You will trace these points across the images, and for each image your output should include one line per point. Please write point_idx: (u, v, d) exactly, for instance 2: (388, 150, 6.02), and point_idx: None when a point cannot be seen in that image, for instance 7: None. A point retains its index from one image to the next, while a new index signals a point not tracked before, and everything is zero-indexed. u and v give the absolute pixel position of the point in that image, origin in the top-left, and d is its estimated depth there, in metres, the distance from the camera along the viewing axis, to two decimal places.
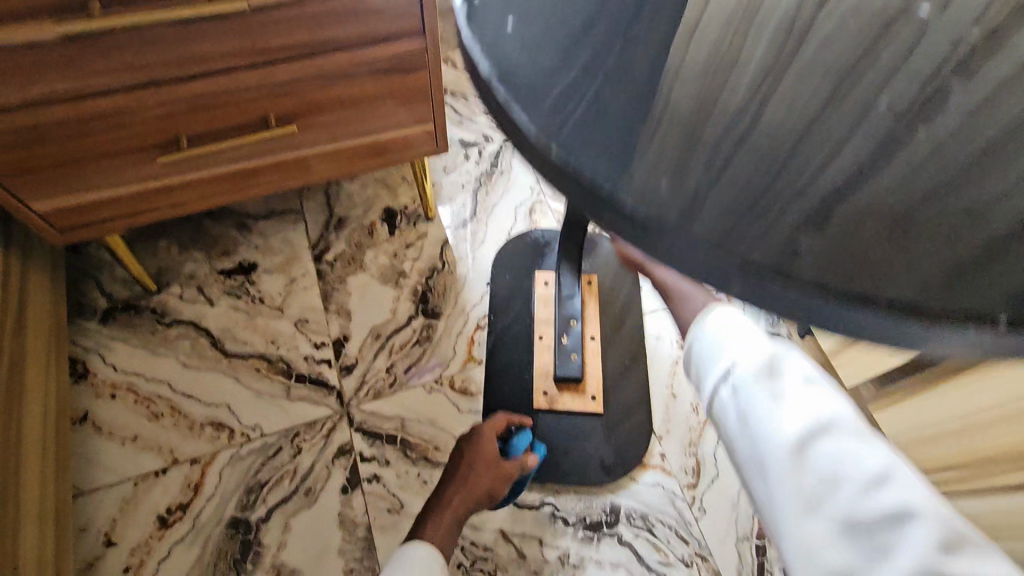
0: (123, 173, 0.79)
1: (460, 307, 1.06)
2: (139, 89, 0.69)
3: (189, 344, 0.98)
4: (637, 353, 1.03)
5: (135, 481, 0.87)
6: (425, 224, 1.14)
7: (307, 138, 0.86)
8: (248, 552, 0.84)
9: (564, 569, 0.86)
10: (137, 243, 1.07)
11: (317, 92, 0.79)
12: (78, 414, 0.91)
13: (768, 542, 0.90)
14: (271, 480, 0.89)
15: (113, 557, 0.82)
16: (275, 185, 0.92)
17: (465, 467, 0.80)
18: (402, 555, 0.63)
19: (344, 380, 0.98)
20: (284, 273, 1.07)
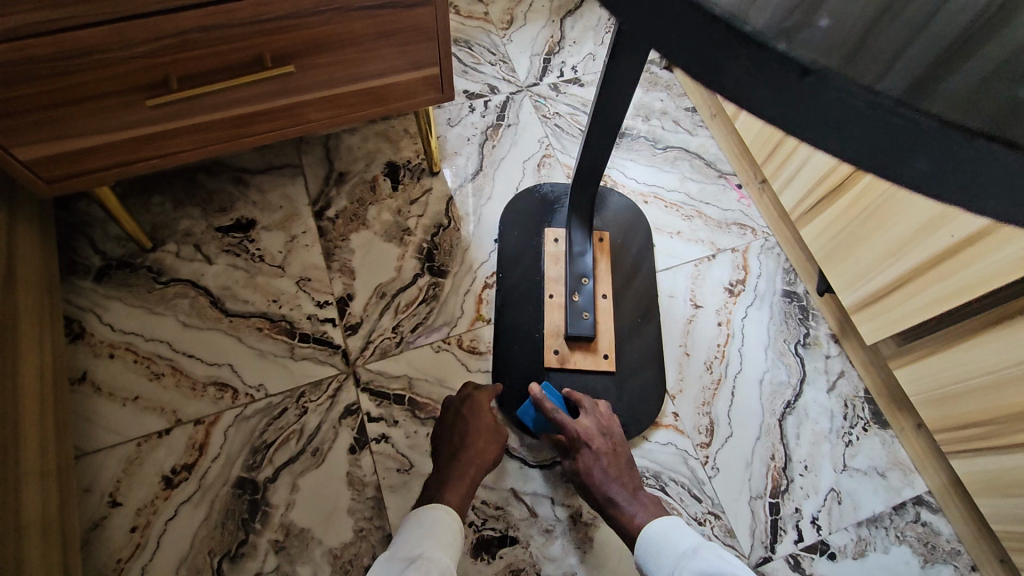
0: (110, 118, 0.74)
1: (467, 265, 1.02)
2: (121, 23, 0.64)
3: (188, 303, 0.95)
4: (650, 311, 1.00)
5: (138, 442, 0.85)
6: (429, 178, 1.09)
7: (304, 81, 0.80)
8: (256, 512, 0.83)
9: (576, 528, 0.85)
10: (130, 198, 1.02)
11: (314, 29, 0.73)
12: (76, 375, 0.89)
13: (782, 500, 0.89)
14: (277, 440, 0.87)
15: (119, 517, 0.81)
16: (271, 134, 0.87)
17: (464, 431, 0.82)
18: (426, 514, 0.71)
19: (349, 339, 0.95)
20: (284, 230, 1.02)
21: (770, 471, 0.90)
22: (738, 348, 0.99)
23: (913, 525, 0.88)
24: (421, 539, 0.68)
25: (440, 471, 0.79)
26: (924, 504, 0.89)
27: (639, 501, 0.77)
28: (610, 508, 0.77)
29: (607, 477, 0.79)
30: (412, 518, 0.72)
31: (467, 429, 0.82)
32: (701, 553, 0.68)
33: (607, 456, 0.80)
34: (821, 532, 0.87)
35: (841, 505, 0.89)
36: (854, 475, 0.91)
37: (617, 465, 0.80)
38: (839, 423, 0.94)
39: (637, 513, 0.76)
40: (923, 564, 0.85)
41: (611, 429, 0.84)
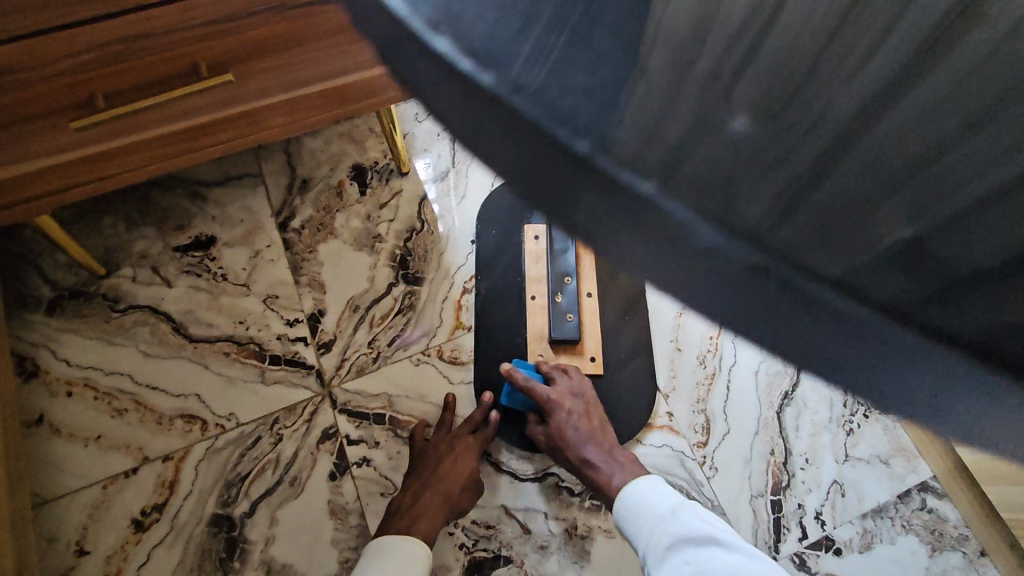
0: (34, 143, 0.68)
1: (443, 271, 0.97)
2: (28, 39, 0.57)
3: (148, 331, 0.89)
4: (638, 308, 0.95)
5: (104, 484, 0.81)
6: (398, 180, 1.03)
7: (248, 88, 0.74)
8: (235, 549, 0.79)
9: (572, 542, 0.81)
10: (78, 222, 0.95)
11: (250, 31, 0.66)
12: (32, 417, 0.83)
13: (783, 497, 0.85)
14: (253, 472, 0.83)
15: (88, 565, 0.77)
16: (221, 147, 0.81)
17: (436, 454, 0.80)
18: (387, 543, 0.71)
19: (323, 358, 0.90)
20: (247, 245, 0.96)
21: (770, 467, 0.87)
22: (731, 339, 0.94)
23: (919, 513, 0.85)
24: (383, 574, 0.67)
25: (415, 492, 0.76)
26: (929, 491, 0.86)
27: (613, 462, 0.75)
28: (585, 469, 0.75)
29: (574, 430, 0.78)
30: (381, 547, 0.70)
31: (444, 454, 0.80)
32: (680, 514, 0.65)
33: (580, 418, 0.79)
34: (825, 528, 0.84)
35: (845, 497, 0.86)
36: (856, 465, 0.87)
37: (590, 425, 0.79)
38: (839, 412, 0.90)
39: (614, 474, 0.74)
40: (931, 553, 0.82)
41: (584, 391, 0.83)
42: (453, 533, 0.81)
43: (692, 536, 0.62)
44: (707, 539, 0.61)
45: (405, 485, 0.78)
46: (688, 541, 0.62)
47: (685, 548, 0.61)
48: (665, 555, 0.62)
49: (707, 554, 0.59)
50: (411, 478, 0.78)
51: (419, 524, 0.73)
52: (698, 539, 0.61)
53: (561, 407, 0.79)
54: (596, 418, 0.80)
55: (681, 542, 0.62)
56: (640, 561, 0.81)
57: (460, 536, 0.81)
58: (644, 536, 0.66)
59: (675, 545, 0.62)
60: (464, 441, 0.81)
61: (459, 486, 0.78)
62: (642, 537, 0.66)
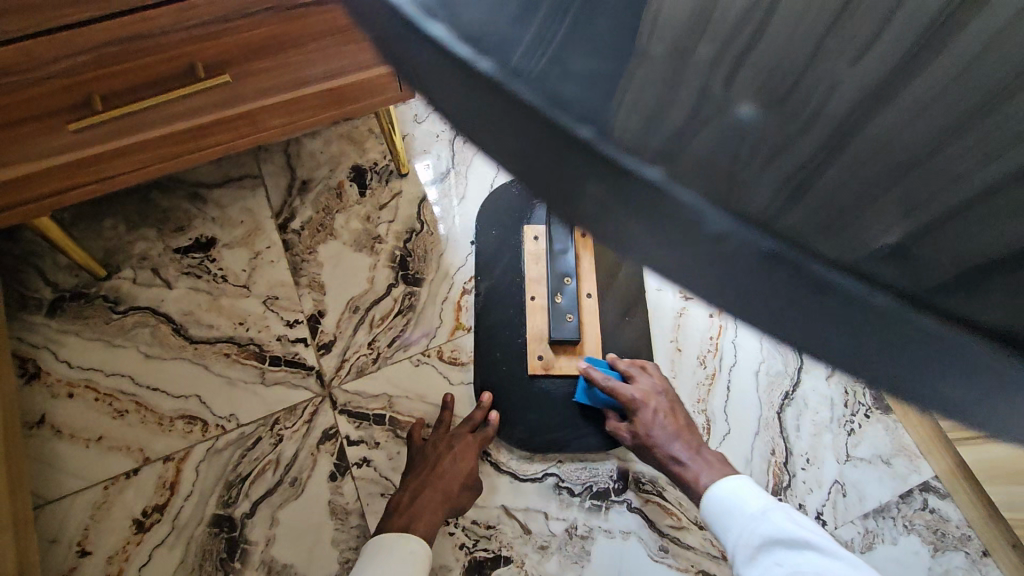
0: (33, 144, 0.68)
1: (442, 271, 0.96)
2: (28, 41, 0.57)
3: (148, 332, 0.90)
4: (638, 307, 0.95)
5: (105, 485, 0.81)
6: (398, 181, 1.03)
7: (248, 89, 0.74)
8: (235, 549, 0.79)
9: (572, 542, 0.81)
10: (79, 223, 0.96)
11: (249, 32, 0.66)
12: (34, 418, 0.84)
13: (784, 497, 0.85)
14: (253, 472, 0.83)
15: (89, 566, 0.77)
16: (221, 147, 0.81)
17: (436, 454, 0.80)
18: (388, 540, 0.71)
19: (323, 359, 0.90)
20: (247, 246, 0.96)
21: (771, 467, 0.87)
22: (732, 339, 0.94)
23: (921, 513, 0.84)
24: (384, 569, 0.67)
25: (415, 492, 0.76)
26: (932, 491, 0.85)
27: (702, 460, 0.74)
28: (672, 466, 0.75)
29: (660, 429, 0.77)
30: (384, 545, 0.70)
31: (443, 453, 0.79)
32: (771, 516, 0.62)
33: (663, 416, 0.79)
34: (826, 528, 0.83)
35: (846, 497, 0.85)
36: (858, 465, 0.87)
37: (676, 424, 0.78)
38: (840, 412, 0.90)
39: (701, 471, 0.73)
40: (933, 553, 0.82)
41: (666, 391, 0.82)
42: (453, 533, 0.81)
43: (785, 539, 0.59)
44: (799, 541, 0.58)
45: (405, 484, 0.78)
46: (784, 545, 0.59)
47: (779, 552, 0.59)
48: (757, 557, 0.60)
49: (801, 559, 0.56)
50: (411, 477, 0.78)
51: (419, 524, 0.73)
52: (791, 542, 0.58)
53: (647, 406, 0.79)
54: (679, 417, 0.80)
55: (777, 544, 0.59)
56: (641, 561, 0.80)
57: (460, 536, 0.81)
58: (734, 533, 0.64)
59: (768, 549, 0.60)
60: (464, 441, 0.81)
61: (459, 486, 0.78)
62: (732, 535, 0.64)
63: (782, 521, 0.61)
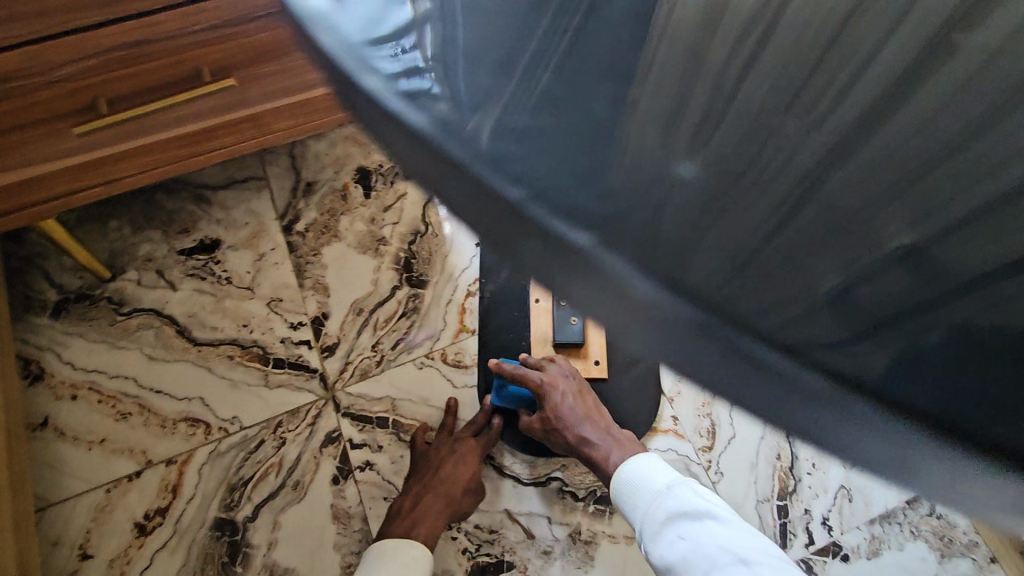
0: (40, 147, 0.68)
1: (446, 274, 0.96)
2: (35, 45, 0.57)
3: (152, 334, 0.90)
4: None
5: (108, 487, 0.81)
6: (402, 183, 1.03)
7: (254, 92, 0.74)
8: (238, 553, 0.79)
9: (576, 547, 0.81)
10: (84, 225, 0.96)
11: (256, 35, 0.66)
12: (37, 420, 0.84)
13: (790, 502, 0.85)
14: (256, 475, 0.82)
15: (92, 569, 0.77)
16: (226, 150, 0.81)
17: (439, 458, 0.79)
18: (389, 546, 0.71)
19: (326, 361, 0.90)
20: (251, 248, 0.96)
21: (776, 472, 0.86)
22: None
23: (928, 519, 0.83)
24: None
25: (418, 494, 0.76)
26: None
27: (612, 440, 0.72)
28: (585, 448, 0.72)
29: (570, 414, 0.75)
30: (383, 550, 0.70)
31: (444, 458, 0.79)
32: (675, 491, 0.58)
33: (571, 398, 0.76)
34: (832, 533, 0.83)
35: (852, 502, 0.85)
36: None
37: (586, 405, 0.76)
38: None
39: (613, 451, 0.70)
40: (940, 559, 0.81)
41: (574, 374, 0.80)
42: (456, 537, 0.80)
43: (685, 510, 0.55)
44: (702, 512, 0.54)
45: (408, 487, 0.78)
46: (685, 515, 0.55)
47: (681, 523, 0.54)
48: (657, 533, 0.56)
49: (701, 529, 0.52)
50: (414, 480, 0.78)
51: (420, 529, 0.73)
52: (690, 513, 0.54)
53: (552, 390, 0.76)
54: (587, 398, 0.78)
55: (678, 514, 0.55)
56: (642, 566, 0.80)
57: (463, 540, 0.81)
58: (640, 512, 0.60)
59: (665, 525, 0.55)
60: (466, 445, 0.81)
61: (462, 490, 0.77)
62: (638, 514, 0.60)
63: (683, 490, 0.58)
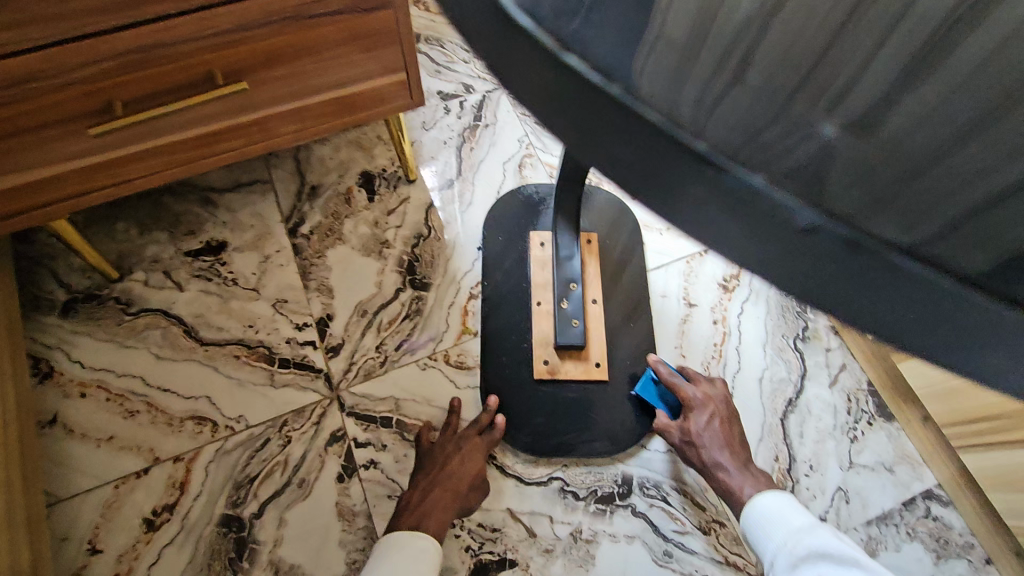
0: (54, 148, 0.69)
1: (449, 276, 0.98)
2: (52, 47, 0.59)
3: (160, 334, 0.91)
4: (642, 314, 0.96)
5: (115, 484, 0.82)
6: (406, 186, 1.04)
7: (263, 96, 0.76)
8: (243, 550, 0.80)
9: (577, 546, 0.82)
10: (92, 226, 0.97)
11: (267, 40, 0.68)
12: (46, 417, 0.85)
13: None
14: (261, 473, 0.84)
15: (99, 565, 0.78)
16: (235, 153, 0.83)
17: (442, 457, 0.80)
18: (400, 538, 0.71)
19: (331, 362, 0.91)
20: (257, 250, 0.98)
21: (774, 473, 0.87)
22: (735, 347, 0.95)
23: (924, 521, 0.85)
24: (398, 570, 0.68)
25: (422, 491, 0.77)
26: (934, 498, 0.86)
27: (748, 473, 0.76)
28: (716, 471, 0.77)
29: (707, 443, 0.79)
30: (393, 543, 0.71)
31: (450, 454, 0.80)
32: (820, 531, 0.65)
33: (717, 424, 0.80)
34: None
35: (849, 503, 0.86)
36: (861, 472, 0.87)
37: (729, 433, 0.80)
38: (843, 418, 0.91)
39: (744, 483, 0.75)
40: (936, 560, 0.82)
41: (722, 397, 0.84)
42: (458, 536, 0.81)
43: (826, 551, 0.62)
44: (848, 555, 0.60)
45: (413, 484, 0.79)
46: (828, 556, 0.61)
47: (821, 562, 0.61)
48: (801, 564, 0.63)
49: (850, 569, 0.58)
50: (416, 478, 0.79)
51: (427, 522, 0.74)
52: (832, 554, 0.61)
53: (704, 409, 0.81)
54: (733, 428, 0.81)
55: (820, 553, 0.62)
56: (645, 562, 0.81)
57: (465, 539, 0.82)
58: (778, 545, 0.66)
59: (811, 560, 0.62)
60: (469, 444, 0.82)
61: (465, 489, 0.78)
62: (773, 544, 0.67)
63: (820, 533, 0.65)
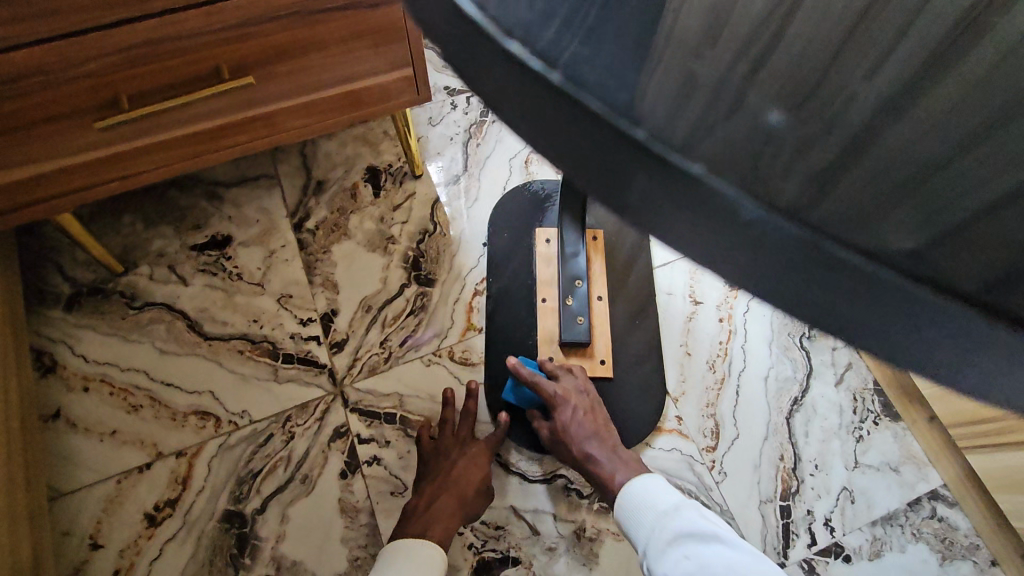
0: (60, 142, 0.69)
1: (454, 273, 0.97)
2: (58, 41, 0.59)
3: (164, 328, 0.91)
4: (648, 312, 0.95)
5: (118, 478, 0.82)
6: (412, 182, 1.04)
7: (268, 91, 0.76)
8: (246, 545, 0.79)
9: (580, 544, 0.81)
10: (97, 220, 0.97)
11: (273, 35, 0.68)
12: (50, 411, 0.85)
13: (793, 502, 0.85)
14: (265, 469, 0.83)
15: (102, 558, 0.78)
16: (241, 148, 0.82)
17: (447, 457, 0.80)
18: (412, 547, 0.71)
19: (335, 357, 0.91)
20: (262, 245, 0.98)
21: (779, 473, 0.87)
22: (741, 345, 0.95)
23: (929, 521, 0.84)
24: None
25: (428, 494, 0.77)
26: (940, 499, 0.85)
27: (619, 460, 0.75)
28: (589, 465, 0.75)
29: (578, 435, 0.77)
30: (398, 550, 0.71)
31: (456, 458, 0.80)
32: (684, 512, 0.66)
33: (585, 416, 0.78)
34: (834, 534, 0.84)
35: (854, 503, 0.85)
36: (866, 472, 0.87)
37: (595, 423, 0.79)
38: (849, 418, 0.91)
39: (617, 471, 0.74)
40: (941, 561, 0.82)
41: (587, 388, 0.83)
42: (462, 533, 0.81)
43: (695, 532, 0.63)
44: (710, 535, 0.63)
45: (418, 491, 0.79)
46: (697, 537, 0.63)
47: (690, 545, 0.62)
48: (670, 547, 0.63)
49: (717, 550, 0.61)
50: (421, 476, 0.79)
51: (432, 529, 0.74)
52: (702, 534, 0.63)
53: (567, 404, 0.79)
54: (598, 415, 0.80)
55: (689, 534, 0.63)
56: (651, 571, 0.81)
57: (469, 536, 0.81)
58: (646, 530, 0.66)
59: (677, 543, 0.63)
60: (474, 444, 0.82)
61: (470, 486, 0.78)
62: (643, 528, 0.67)
63: (678, 511, 0.66)
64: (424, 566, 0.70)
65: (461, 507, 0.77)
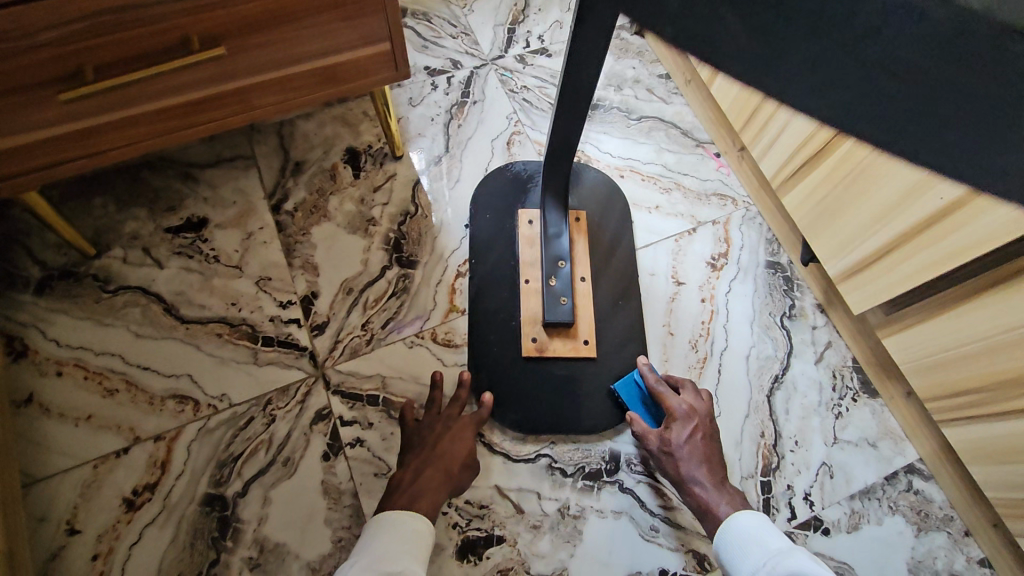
0: (23, 116, 0.67)
1: (437, 253, 0.96)
2: (15, 6, 0.56)
3: (139, 312, 0.89)
4: (631, 292, 0.95)
5: (94, 464, 0.80)
6: (393, 163, 1.02)
7: (242, 65, 0.73)
8: (227, 528, 0.79)
9: (564, 521, 0.82)
10: (68, 202, 0.94)
11: (244, 6, 0.66)
12: (22, 397, 0.83)
13: (773, 478, 0.86)
14: (245, 452, 0.82)
15: (79, 546, 0.76)
16: (215, 125, 0.80)
17: (434, 436, 0.80)
18: (397, 522, 0.70)
19: (316, 340, 0.90)
20: (239, 227, 0.96)
21: (759, 449, 0.88)
22: (723, 324, 0.95)
23: (905, 494, 0.86)
24: (392, 553, 0.66)
25: (410, 471, 0.77)
26: (916, 472, 0.87)
27: (724, 491, 0.75)
28: (692, 486, 0.76)
29: (686, 458, 0.78)
30: (383, 524, 0.70)
31: (441, 433, 0.80)
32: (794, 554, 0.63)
33: (699, 437, 0.79)
34: (813, 508, 0.85)
35: (833, 478, 0.87)
36: (844, 447, 0.88)
37: (708, 449, 0.79)
38: (828, 395, 0.92)
39: (721, 501, 0.74)
40: (917, 533, 0.84)
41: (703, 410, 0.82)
42: (445, 513, 0.81)
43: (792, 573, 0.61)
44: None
45: (402, 464, 0.78)
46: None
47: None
48: None
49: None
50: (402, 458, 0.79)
51: (418, 502, 0.73)
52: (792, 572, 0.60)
53: (688, 421, 0.80)
54: (712, 443, 0.80)
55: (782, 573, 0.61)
56: (631, 563, 0.80)
57: (453, 516, 0.81)
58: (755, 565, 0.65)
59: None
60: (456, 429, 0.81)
61: (454, 465, 0.78)
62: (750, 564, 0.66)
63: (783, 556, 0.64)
64: (412, 540, 0.69)
65: (446, 487, 0.77)
